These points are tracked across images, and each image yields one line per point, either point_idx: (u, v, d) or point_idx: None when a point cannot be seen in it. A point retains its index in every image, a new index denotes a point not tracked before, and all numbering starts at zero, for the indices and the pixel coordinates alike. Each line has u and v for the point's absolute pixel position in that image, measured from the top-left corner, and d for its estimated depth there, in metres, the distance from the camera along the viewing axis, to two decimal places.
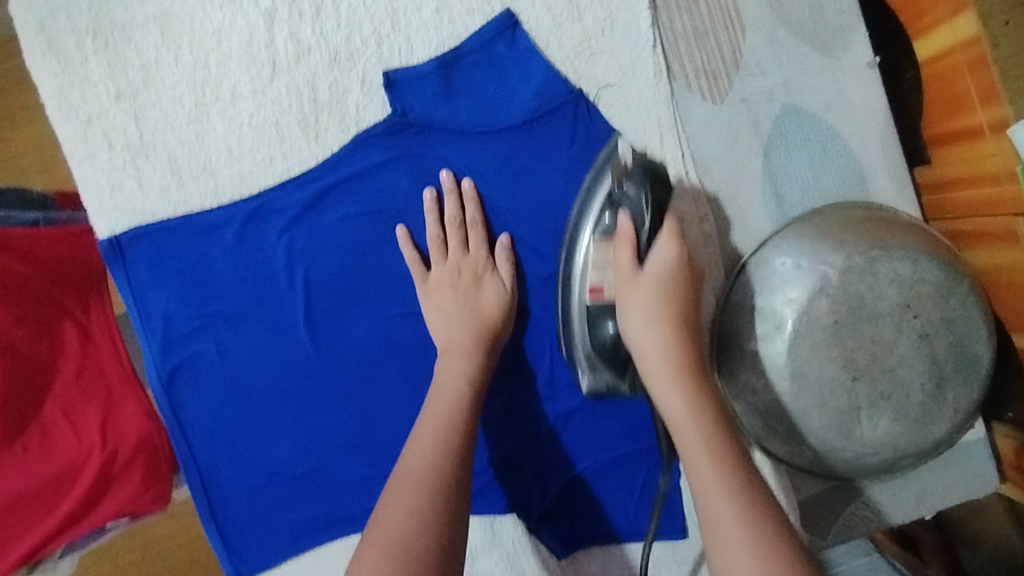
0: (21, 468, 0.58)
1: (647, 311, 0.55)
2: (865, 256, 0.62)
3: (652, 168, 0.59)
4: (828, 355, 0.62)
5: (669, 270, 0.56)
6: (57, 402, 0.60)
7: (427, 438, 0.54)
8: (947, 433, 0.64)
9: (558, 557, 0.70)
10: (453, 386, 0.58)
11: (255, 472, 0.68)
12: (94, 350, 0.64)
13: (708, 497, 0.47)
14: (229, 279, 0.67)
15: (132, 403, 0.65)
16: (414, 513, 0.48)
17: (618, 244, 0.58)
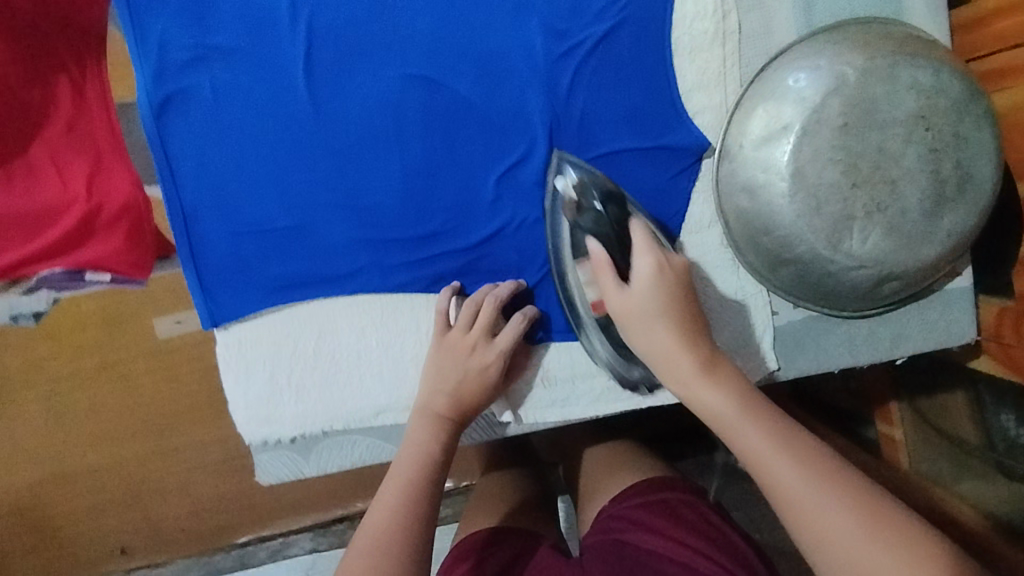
0: (9, 192, 0.69)
1: (670, 346, 0.59)
2: (887, 59, 0.60)
3: (605, 190, 0.64)
4: (832, 157, 0.60)
5: (658, 273, 0.60)
6: (46, 146, 0.71)
7: (387, 501, 0.58)
8: (935, 260, 0.64)
9: (530, 348, 0.71)
10: (417, 446, 0.62)
11: (240, 219, 0.67)
12: (87, 113, 0.73)
13: (800, 499, 0.49)
14: (232, 13, 0.65)
15: (120, 169, 0.75)
16: (393, 563, 0.53)
17: (598, 270, 0.62)
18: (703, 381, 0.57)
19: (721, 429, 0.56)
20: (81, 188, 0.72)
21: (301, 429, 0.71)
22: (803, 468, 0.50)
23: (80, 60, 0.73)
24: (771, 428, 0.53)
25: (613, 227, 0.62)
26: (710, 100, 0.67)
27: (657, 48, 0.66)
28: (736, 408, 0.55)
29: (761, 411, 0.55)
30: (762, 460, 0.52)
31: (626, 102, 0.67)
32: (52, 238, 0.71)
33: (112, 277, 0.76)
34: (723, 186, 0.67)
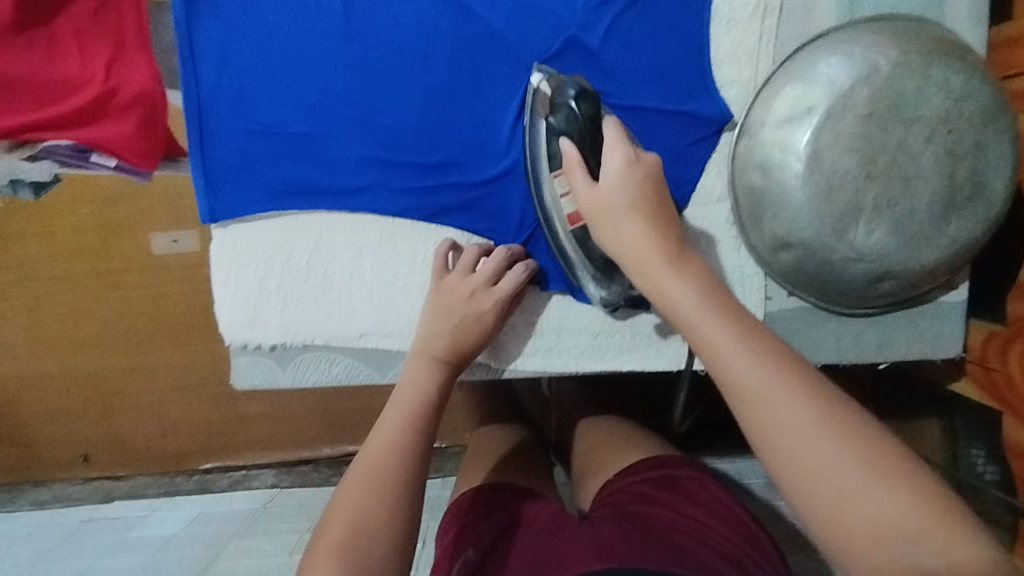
0: (27, 59, 0.70)
1: (642, 238, 0.57)
2: (922, 55, 0.60)
3: (584, 88, 0.61)
4: (851, 145, 0.60)
5: (628, 165, 0.59)
6: (71, 22, 0.71)
7: (386, 433, 0.60)
8: (935, 266, 0.64)
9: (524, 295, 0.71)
10: (410, 387, 0.64)
11: (255, 117, 0.67)
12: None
13: (773, 411, 0.44)
14: None
15: (141, 59, 0.75)
16: (382, 501, 0.55)
17: (569, 169, 0.61)
18: (674, 277, 0.54)
19: (684, 322, 0.52)
20: (99, 70, 0.72)
21: (284, 339, 0.71)
22: (781, 374, 0.45)
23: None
24: (735, 325, 0.49)
25: (586, 123, 0.60)
26: (738, 75, 0.67)
27: (696, 13, 0.66)
28: (706, 312, 0.50)
29: (731, 317, 0.50)
30: (719, 346, 0.48)
31: (656, 62, 0.67)
32: (62, 112, 0.71)
33: (117, 163, 0.76)
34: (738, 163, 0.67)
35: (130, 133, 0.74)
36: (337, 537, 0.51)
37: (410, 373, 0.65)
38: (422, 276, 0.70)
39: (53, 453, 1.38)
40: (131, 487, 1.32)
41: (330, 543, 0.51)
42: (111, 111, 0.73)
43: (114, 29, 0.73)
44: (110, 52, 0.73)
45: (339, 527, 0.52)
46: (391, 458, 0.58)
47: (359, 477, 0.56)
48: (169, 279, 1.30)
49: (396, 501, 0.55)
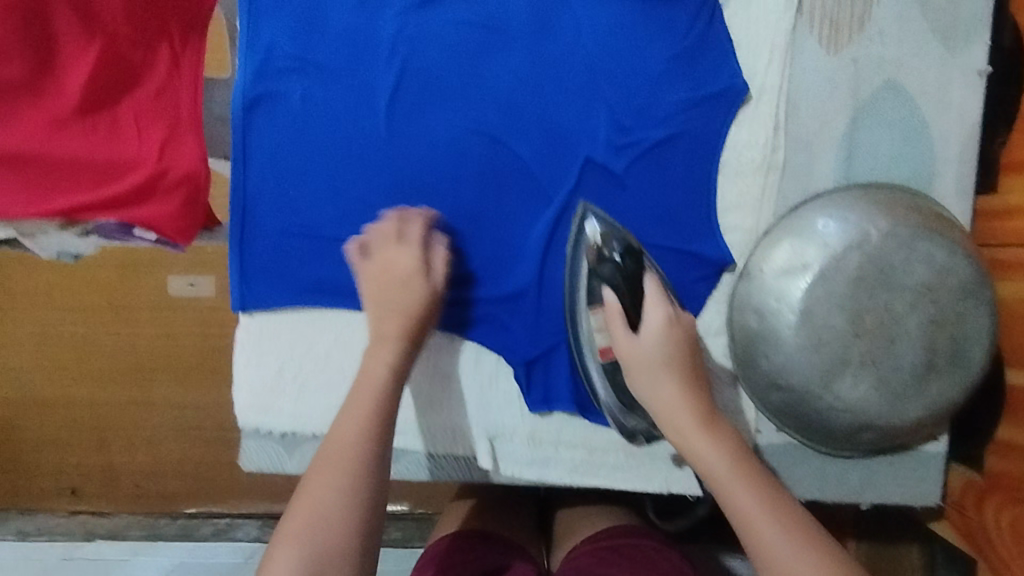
0: (88, 141, 0.75)
1: (676, 399, 0.63)
2: (910, 229, 0.65)
3: (626, 243, 0.69)
4: (841, 304, 0.65)
5: (663, 329, 0.66)
6: (133, 107, 0.76)
7: (350, 423, 0.58)
8: (916, 422, 0.68)
9: (529, 409, 0.75)
10: (366, 404, 0.60)
11: (293, 219, 0.72)
12: (176, 83, 0.77)
13: (782, 564, 0.52)
14: (337, 35, 0.71)
15: (192, 140, 0.78)
16: (344, 493, 0.54)
17: (609, 317, 0.67)
18: (702, 436, 0.61)
19: (719, 489, 0.58)
20: (153, 152, 0.77)
21: (295, 428, 0.74)
22: (779, 520, 0.55)
23: (186, 36, 0.77)
24: (766, 495, 0.56)
25: (627, 278, 0.67)
26: (741, 222, 0.72)
27: (708, 161, 0.71)
28: (735, 470, 0.58)
29: (745, 472, 0.58)
30: (754, 521, 0.55)
31: (669, 203, 0.71)
32: (112, 193, 0.75)
33: (157, 236, 0.79)
34: (735, 305, 0.71)
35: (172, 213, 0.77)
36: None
37: (371, 359, 0.63)
38: (431, 381, 0.74)
39: (36, 481, 1.26)
40: (115, 523, 1.22)
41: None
42: (160, 189, 0.77)
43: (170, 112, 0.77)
44: (165, 133, 0.77)
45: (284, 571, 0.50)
46: (344, 491, 0.54)
47: (308, 513, 0.53)
48: (178, 320, 1.20)
49: (352, 539, 0.53)
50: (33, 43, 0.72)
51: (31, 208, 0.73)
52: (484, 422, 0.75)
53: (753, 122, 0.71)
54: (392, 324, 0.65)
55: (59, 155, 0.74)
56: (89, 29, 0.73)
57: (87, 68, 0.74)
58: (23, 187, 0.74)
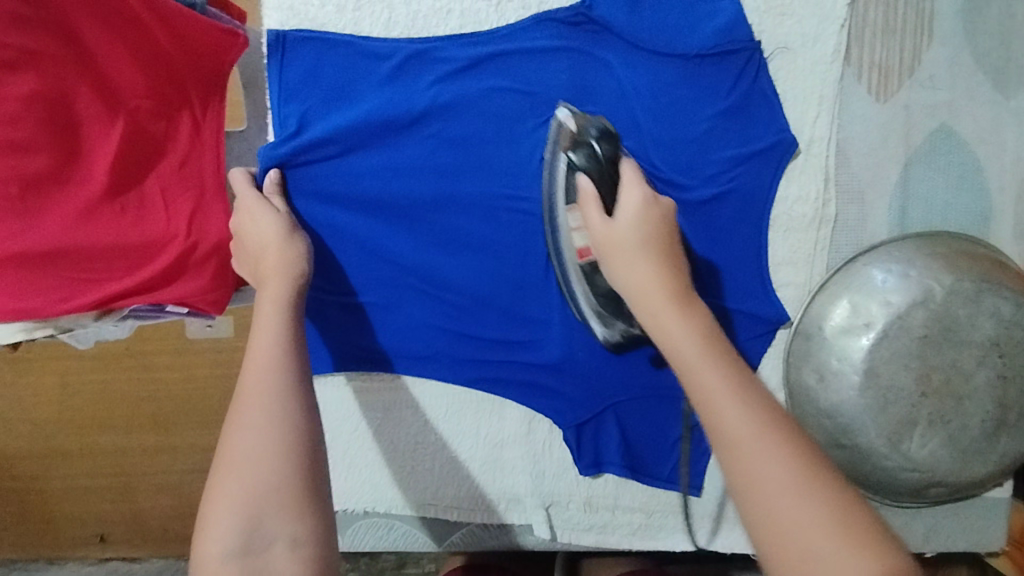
0: (118, 222, 0.72)
1: (648, 280, 0.54)
2: (975, 284, 0.63)
3: (606, 128, 0.67)
4: (906, 364, 0.64)
5: (645, 207, 0.59)
6: (160, 181, 0.75)
7: (264, 349, 0.54)
8: (985, 477, 0.66)
9: (580, 474, 0.72)
10: (269, 346, 0.54)
11: (335, 293, 0.70)
12: (198, 148, 0.77)
13: (708, 391, 0.45)
14: (371, 107, 0.69)
15: (219, 205, 0.77)
16: (275, 429, 0.50)
17: (585, 204, 0.61)
18: (675, 312, 0.52)
19: (684, 371, 0.48)
20: (182, 224, 0.75)
21: (352, 504, 0.73)
22: (705, 344, 0.48)
23: (205, 105, 0.77)
24: (701, 326, 0.50)
25: (603, 168, 0.63)
26: (794, 277, 0.70)
27: (758, 217, 0.69)
28: (711, 349, 0.48)
29: (720, 353, 0.47)
30: (716, 397, 0.44)
31: (718, 261, 0.69)
32: (145, 274, 0.72)
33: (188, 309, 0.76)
34: (794, 361, 0.69)
35: (205, 284, 0.75)
36: (222, 547, 0.46)
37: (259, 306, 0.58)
38: (482, 452, 0.73)
39: (67, 527, 1.10)
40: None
41: (213, 554, 0.46)
42: (191, 264, 0.75)
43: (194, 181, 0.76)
44: (190, 206, 0.76)
45: (221, 532, 0.46)
46: (264, 436, 0.49)
47: (235, 469, 0.48)
48: (202, 362, 1.02)
49: (289, 484, 0.49)
50: (58, 133, 0.69)
51: (69, 304, 0.69)
52: (539, 492, 0.73)
53: (803, 176, 0.69)
54: (266, 263, 0.61)
55: (91, 243, 0.71)
56: (113, 111, 0.71)
57: (115, 152, 0.72)
58: (57, 281, 0.69)
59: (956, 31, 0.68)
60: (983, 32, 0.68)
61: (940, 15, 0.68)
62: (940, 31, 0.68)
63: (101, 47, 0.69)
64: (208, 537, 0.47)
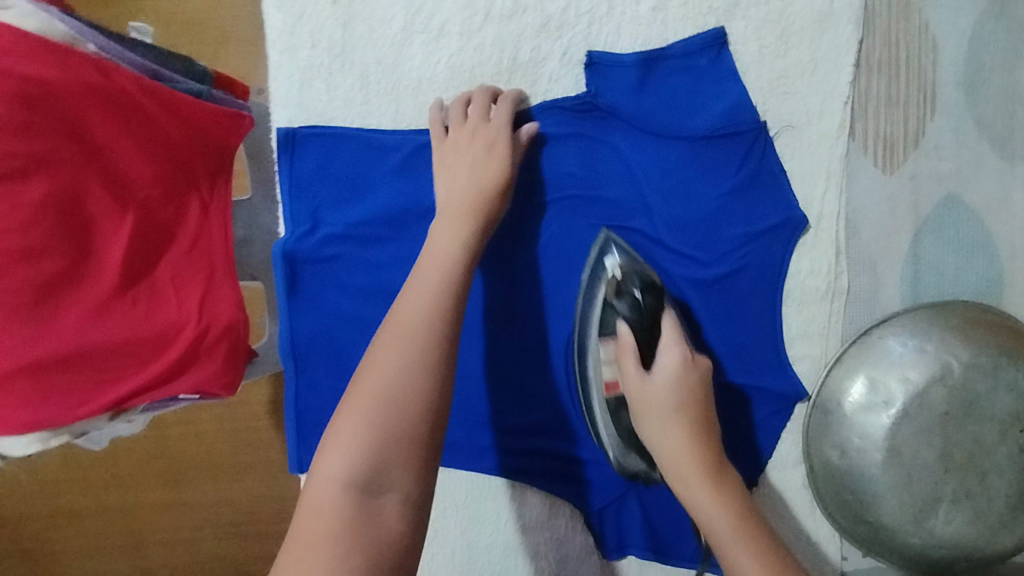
0: (127, 318, 0.59)
1: (683, 453, 0.57)
2: (992, 358, 0.64)
3: (646, 278, 0.63)
4: (928, 441, 0.64)
5: (677, 373, 0.59)
6: (170, 266, 0.64)
7: (422, 294, 0.52)
8: (1013, 550, 0.65)
9: (605, 557, 0.71)
10: (427, 299, 0.52)
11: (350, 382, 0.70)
12: (208, 229, 0.67)
13: (744, 570, 0.50)
14: (382, 198, 0.69)
15: (229, 287, 0.68)
16: (412, 368, 0.47)
17: (621, 355, 0.60)
18: (709, 493, 0.55)
19: (716, 541, 0.53)
20: (194, 311, 0.64)
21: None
22: (739, 529, 0.53)
23: (212, 181, 0.67)
24: (743, 514, 0.53)
25: (645, 316, 0.61)
26: (810, 351, 0.70)
27: (772, 294, 0.69)
28: (732, 524, 0.53)
29: (741, 520, 0.53)
30: (731, 550, 0.52)
31: (734, 338, 0.69)
32: (156, 372, 0.61)
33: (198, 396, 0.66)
34: (814, 438, 0.68)
35: (219, 371, 0.66)
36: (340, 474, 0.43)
37: (434, 247, 0.56)
38: (505, 536, 0.72)
39: None
40: None
41: (354, 422, 0.45)
42: (204, 350, 0.65)
43: (206, 263, 0.66)
44: (201, 286, 0.66)
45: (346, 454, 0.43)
46: (409, 377, 0.47)
47: (370, 401, 0.45)
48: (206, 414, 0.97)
49: (424, 421, 0.46)
50: (52, 225, 0.54)
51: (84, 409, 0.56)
52: None
53: (814, 251, 0.69)
54: (456, 201, 0.59)
55: (88, 346, 0.57)
56: (123, 203, 0.59)
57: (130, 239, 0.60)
58: (66, 387, 0.55)
59: (959, 102, 0.69)
60: (986, 101, 0.69)
61: (943, 87, 0.69)
62: (942, 103, 0.69)
63: (102, 126, 0.57)
64: (334, 442, 0.45)
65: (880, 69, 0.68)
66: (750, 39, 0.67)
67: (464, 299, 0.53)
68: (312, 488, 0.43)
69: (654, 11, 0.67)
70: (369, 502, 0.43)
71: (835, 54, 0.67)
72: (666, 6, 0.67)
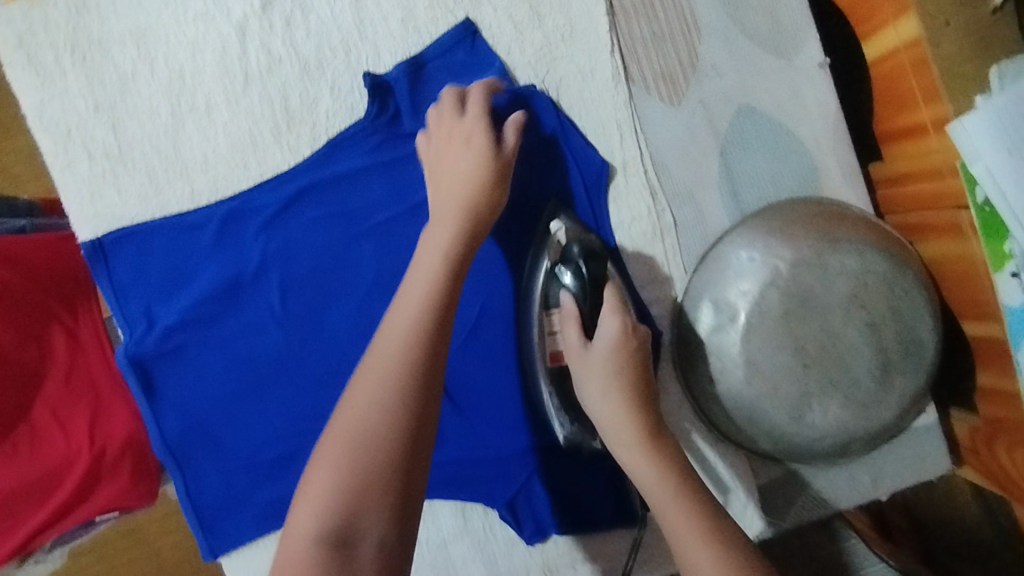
0: (12, 464, 0.62)
1: (614, 415, 0.59)
2: (814, 249, 0.65)
3: (587, 246, 0.64)
4: (778, 344, 0.65)
5: (618, 343, 0.60)
6: (46, 404, 0.63)
7: (409, 307, 0.54)
8: (895, 418, 0.66)
9: (528, 543, 0.72)
10: (407, 322, 0.53)
11: (232, 457, 0.71)
12: (83, 354, 0.66)
13: (682, 545, 0.54)
14: (206, 276, 0.69)
15: (121, 405, 0.69)
16: (386, 407, 0.49)
17: (565, 323, 0.62)
18: (644, 450, 0.58)
19: (655, 507, 0.56)
20: (83, 438, 0.64)
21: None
22: (699, 531, 0.54)
23: (74, 307, 0.66)
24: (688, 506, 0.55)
25: (589, 285, 0.62)
26: (660, 292, 0.71)
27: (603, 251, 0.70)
28: (667, 487, 0.56)
29: (677, 488, 0.56)
30: (687, 543, 0.54)
31: None
32: (56, 504, 0.63)
33: (118, 513, 0.67)
34: (687, 372, 0.69)
35: (129, 486, 0.67)
36: (311, 528, 0.45)
37: (431, 240, 0.58)
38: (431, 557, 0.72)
39: None
40: None
41: (329, 475, 0.47)
42: (106, 470, 0.65)
43: (89, 388, 0.66)
44: (90, 411, 0.66)
45: (315, 511, 0.46)
46: (385, 421, 0.48)
47: (340, 440, 0.48)
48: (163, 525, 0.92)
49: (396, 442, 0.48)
50: None
51: None
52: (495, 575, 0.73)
53: (629, 198, 0.71)
54: (457, 196, 0.60)
55: None
56: None
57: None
58: None
59: (720, 18, 0.71)
60: (744, 8, 0.71)
61: (700, 8, 0.70)
62: (705, 23, 0.70)
63: None
64: (304, 507, 0.46)
65: (636, 11, 0.70)
66: (503, 21, 0.69)
67: (452, 308, 0.55)
68: (285, 545, 0.46)
69: (404, 21, 0.69)
70: (344, 547, 0.44)
71: (586, 13, 0.70)
72: (413, 14, 0.69)
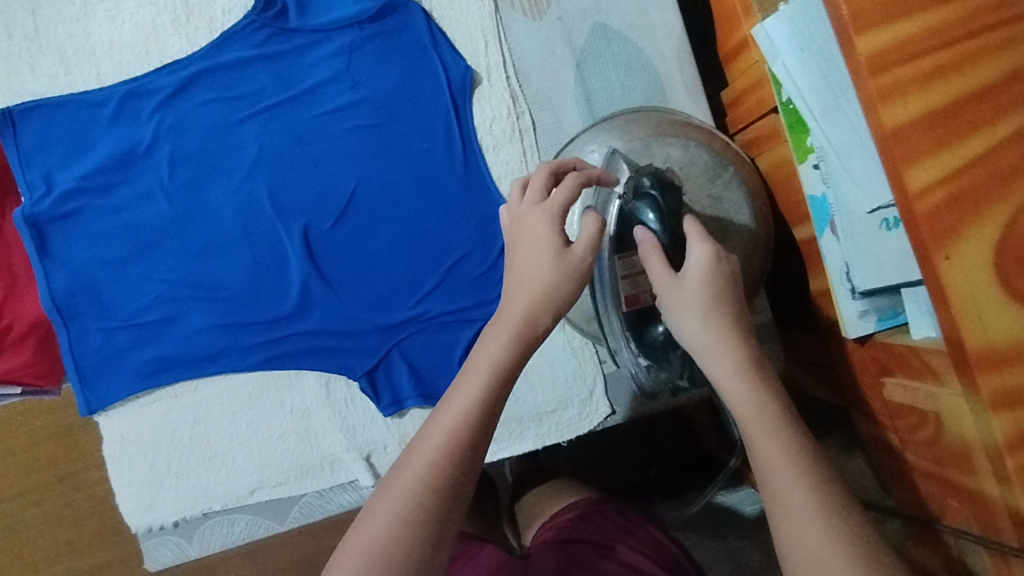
0: None
1: (710, 342, 0.49)
2: (642, 140, 0.71)
3: (659, 175, 0.57)
4: None
5: (709, 268, 0.51)
6: None
7: (508, 320, 0.50)
8: None
9: (384, 416, 0.76)
10: (502, 345, 0.48)
11: (115, 316, 0.77)
12: (6, 246, 0.78)
13: (779, 482, 0.43)
14: (104, 148, 0.76)
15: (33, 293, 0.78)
16: (431, 489, 0.43)
17: (645, 255, 0.53)
18: (747, 381, 0.47)
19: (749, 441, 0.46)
20: None
21: (153, 520, 0.76)
22: (808, 477, 0.43)
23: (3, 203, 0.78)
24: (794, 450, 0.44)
25: (667, 211, 0.54)
26: None
27: (462, 144, 0.78)
28: (762, 425, 0.45)
29: (781, 419, 0.46)
30: (784, 489, 0.43)
31: (443, 197, 0.77)
32: None
33: (21, 390, 0.77)
34: None
35: (28, 363, 0.77)
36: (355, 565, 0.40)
37: (526, 226, 0.53)
38: (294, 424, 0.77)
39: None
40: None
41: (383, 520, 0.42)
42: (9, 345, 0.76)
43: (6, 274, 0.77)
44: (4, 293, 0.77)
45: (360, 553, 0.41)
46: (462, 439, 0.44)
47: (384, 501, 0.43)
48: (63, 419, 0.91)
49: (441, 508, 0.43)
50: None
51: None
52: (354, 445, 0.77)
53: (490, 98, 0.78)
54: (532, 261, 0.51)
55: None
56: None
57: None
58: None
59: None
60: None
61: None
62: None
63: None
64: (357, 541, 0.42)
65: None
66: None
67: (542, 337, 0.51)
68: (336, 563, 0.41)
69: None
70: None
71: None
72: None
